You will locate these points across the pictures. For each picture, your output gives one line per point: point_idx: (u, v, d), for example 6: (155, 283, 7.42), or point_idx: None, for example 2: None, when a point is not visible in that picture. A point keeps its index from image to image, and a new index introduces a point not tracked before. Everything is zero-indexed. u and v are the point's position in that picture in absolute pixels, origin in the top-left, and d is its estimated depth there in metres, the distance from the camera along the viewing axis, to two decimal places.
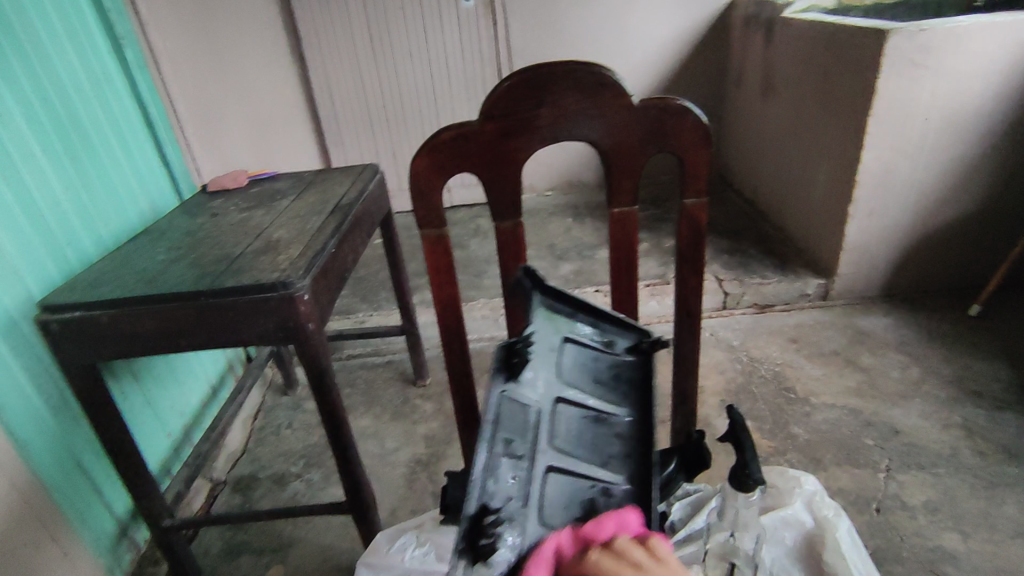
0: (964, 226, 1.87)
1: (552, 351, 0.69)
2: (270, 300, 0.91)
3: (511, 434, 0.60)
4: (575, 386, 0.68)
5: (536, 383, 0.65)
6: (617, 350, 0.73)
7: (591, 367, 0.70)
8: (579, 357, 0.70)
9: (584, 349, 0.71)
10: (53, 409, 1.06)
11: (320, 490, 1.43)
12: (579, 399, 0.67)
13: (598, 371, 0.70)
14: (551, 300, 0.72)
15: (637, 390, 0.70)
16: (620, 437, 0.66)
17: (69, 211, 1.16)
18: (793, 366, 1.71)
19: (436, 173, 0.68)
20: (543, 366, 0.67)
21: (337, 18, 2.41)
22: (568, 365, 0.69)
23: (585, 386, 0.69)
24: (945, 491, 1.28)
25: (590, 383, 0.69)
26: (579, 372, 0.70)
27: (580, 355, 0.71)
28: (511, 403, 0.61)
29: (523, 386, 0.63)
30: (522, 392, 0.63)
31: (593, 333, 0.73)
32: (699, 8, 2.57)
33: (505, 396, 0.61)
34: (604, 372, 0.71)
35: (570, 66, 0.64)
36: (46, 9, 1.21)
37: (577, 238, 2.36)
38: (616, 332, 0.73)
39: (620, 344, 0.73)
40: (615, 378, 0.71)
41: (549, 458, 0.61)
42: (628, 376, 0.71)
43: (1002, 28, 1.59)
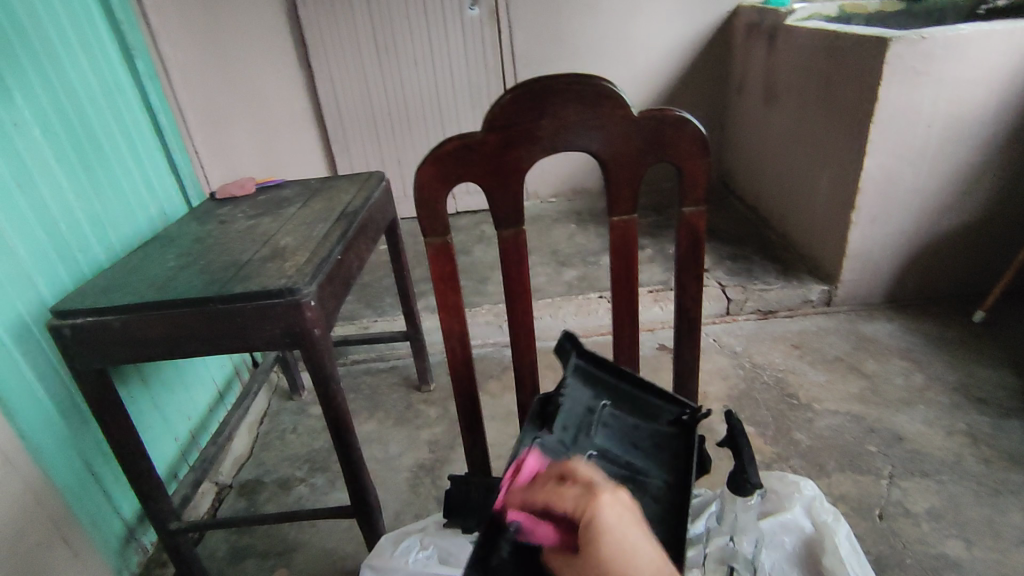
0: (967, 232, 1.87)
1: (590, 413, 0.77)
2: (277, 306, 0.93)
3: None
4: (614, 446, 0.75)
5: (568, 434, 0.75)
6: (661, 420, 0.78)
7: (632, 434, 0.76)
8: (619, 422, 0.77)
9: (623, 415, 0.78)
10: (64, 413, 1.07)
11: (325, 494, 1.44)
12: (613, 456, 0.74)
13: (637, 437, 0.76)
14: (591, 371, 0.80)
15: (678, 459, 0.74)
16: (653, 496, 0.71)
17: (81, 218, 1.18)
18: (796, 372, 1.71)
19: (441, 182, 0.69)
20: (578, 423, 0.76)
21: (344, 27, 2.44)
22: (607, 425, 0.77)
23: (625, 447, 0.75)
24: (948, 498, 1.28)
25: (630, 445, 0.76)
26: (619, 433, 0.76)
27: (620, 420, 0.77)
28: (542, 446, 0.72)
29: (559, 437, 0.74)
30: (558, 441, 0.73)
31: (636, 403, 0.79)
32: (702, 17, 2.59)
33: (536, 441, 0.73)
34: (644, 439, 0.76)
35: (571, 78, 0.66)
36: (61, 20, 1.24)
37: (581, 244, 2.37)
38: (661, 403, 0.78)
39: (665, 416, 0.78)
40: (653, 445, 0.76)
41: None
42: (669, 446, 0.76)
43: (1004, 36, 1.60)
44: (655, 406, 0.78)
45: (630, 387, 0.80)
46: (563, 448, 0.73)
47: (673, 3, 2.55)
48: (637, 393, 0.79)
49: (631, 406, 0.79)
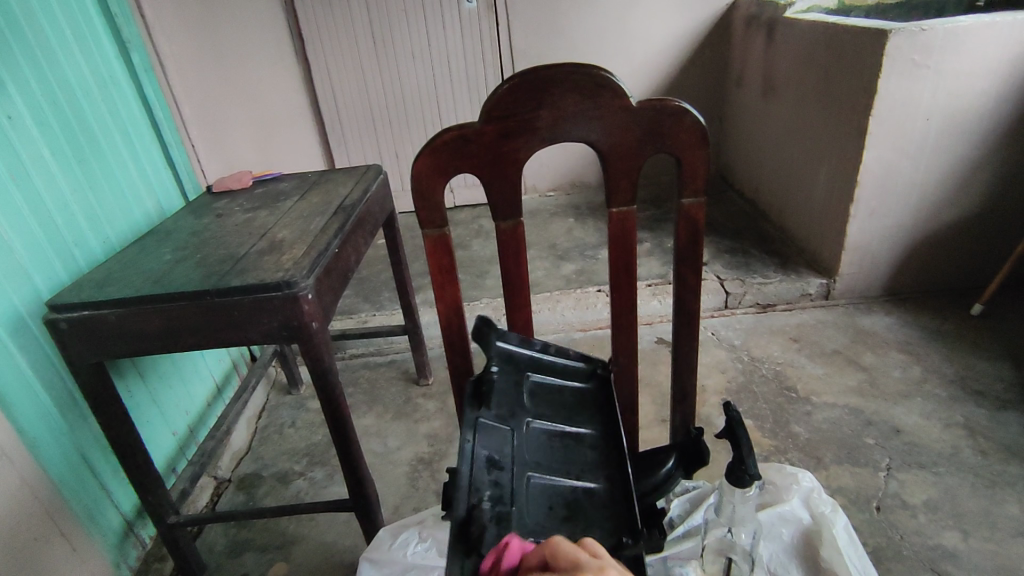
0: (966, 225, 1.87)
1: (518, 385, 0.75)
2: (274, 300, 0.92)
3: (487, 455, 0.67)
4: (546, 409, 0.75)
5: (501, 412, 0.71)
6: (578, 380, 0.80)
7: (556, 394, 0.78)
8: (543, 389, 0.77)
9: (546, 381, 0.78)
10: (61, 407, 1.07)
11: (324, 488, 1.44)
12: (547, 420, 0.74)
13: (562, 399, 0.77)
14: (511, 347, 0.78)
15: (600, 410, 0.77)
16: (589, 448, 0.73)
17: (77, 212, 1.18)
18: (794, 365, 1.71)
19: (438, 173, 0.69)
20: (511, 396, 0.74)
21: (341, 20, 2.42)
22: (535, 394, 0.76)
23: (558, 409, 0.76)
24: (946, 490, 1.29)
25: (559, 406, 0.76)
26: (546, 398, 0.77)
27: (544, 387, 0.78)
28: (484, 429, 0.68)
29: (496, 414, 0.71)
30: (496, 418, 0.70)
31: (553, 367, 0.80)
32: (701, 9, 2.58)
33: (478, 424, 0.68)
34: (568, 400, 0.78)
35: (569, 67, 0.65)
36: (55, 12, 1.22)
37: (579, 238, 2.37)
38: (575, 362, 0.81)
39: (579, 373, 0.81)
40: (577, 402, 0.78)
41: (527, 470, 0.68)
42: (590, 401, 0.78)
43: (1003, 28, 1.59)
44: (569, 366, 0.81)
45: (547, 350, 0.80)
46: (503, 428, 0.70)
47: None
48: (552, 356, 0.80)
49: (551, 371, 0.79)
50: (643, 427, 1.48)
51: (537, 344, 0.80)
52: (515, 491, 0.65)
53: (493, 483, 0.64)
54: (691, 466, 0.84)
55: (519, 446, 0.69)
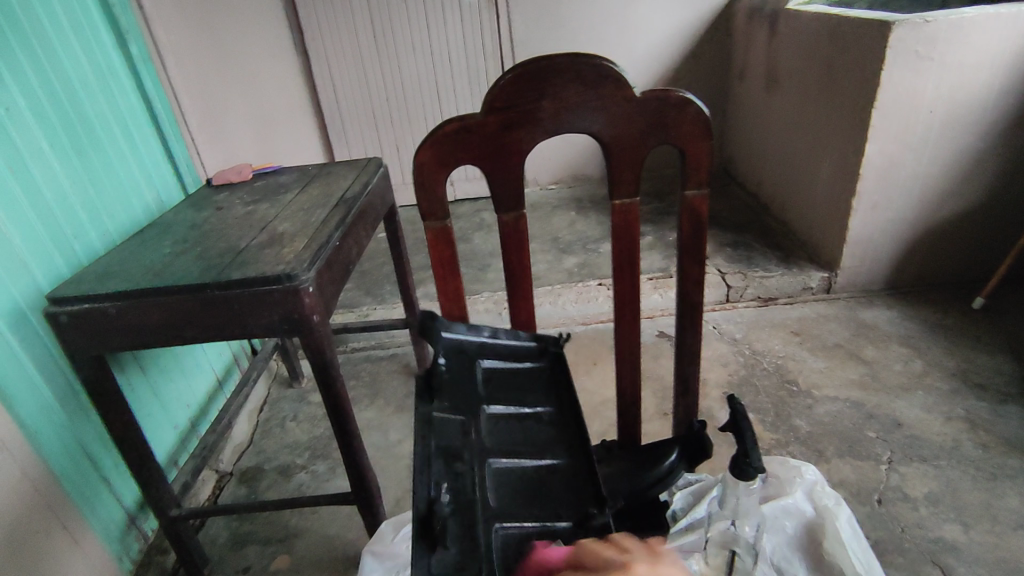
0: (969, 218, 1.86)
1: (469, 371, 0.75)
2: (274, 293, 0.92)
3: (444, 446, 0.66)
4: (498, 393, 0.75)
5: (455, 401, 0.71)
6: (530, 360, 0.80)
7: (510, 377, 0.78)
8: (496, 373, 0.77)
9: (499, 363, 0.78)
10: (61, 400, 1.07)
11: (326, 481, 1.44)
12: (503, 403, 0.75)
13: (517, 380, 0.78)
14: (458, 337, 0.77)
15: (555, 388, 0.78)
16: (547, 426, 0.74)
17: (76, 204, 1.17)
18: (796, 359, 1.71)
19: (439, 165, 0.68)
20: (464, 385, 0.73)
21: (341, 12, 2.41)
22: (488, 379, 0.76)
23: (511, 391, 0.76)
24: (947, 483, 1.29)
25: (512, 388, 0.77)
26: (500, 383, 0.77)
27: (498, 369, 0.78)
28: (438, 421, 0.68)
29: (449, 405, 0.70)
30: (449, 408, 0.70)
31: (504, 349, 0.79)
32: (703, 1, 2.57)
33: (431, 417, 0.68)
34: (522, 380, 0.78)
35: (572, 57, 0.65)
36: (53, 4, 1.22)
37: (580, 232, 2.36)
38: (525, 342, 0.81)
39: (531, 353, 0.80)
40: (531, 380, 0.78)
41: (488, 456, 0.68)
42: (544, 379, 0.79)
43: (1008, 19, 1.58)
44: (520, 347, 0.80)
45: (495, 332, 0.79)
46: (457, 418, 0.69)
47: None
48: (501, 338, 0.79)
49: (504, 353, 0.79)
50: (645, 420, 1.48)
51: (486, 327, 0.79)
52: (476, 480, 0.65)
53: (451, 476, 0.64)
54: (694, 461, 0.87)
55: (478, 434, 0.69)
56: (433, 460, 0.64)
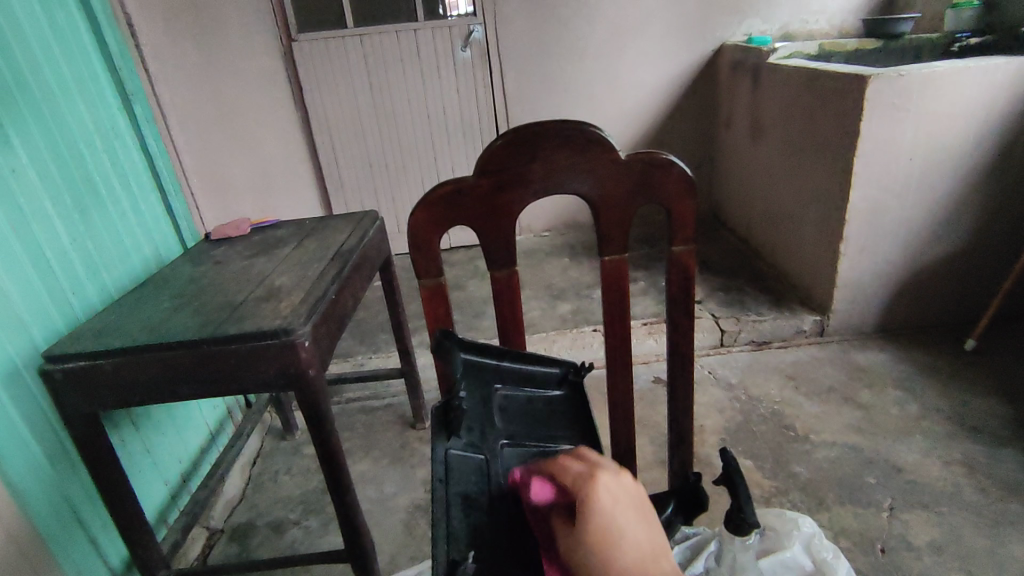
0: (954, 260, 1.90)
1: (488, 402, 0.72)
2: (271, 347, 0.93)
3: (466, 490, 0.64)
4: (520, 427, 0.73)
5: (478, 437, 0.68)
6: (549, 388, 0.79)
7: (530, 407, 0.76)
8: (516, 403, 0.75)
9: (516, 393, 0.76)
10: (52, 459, 1.06)
11: (319, 537, 1.41)
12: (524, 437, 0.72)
13: (535, 411, 0.76)
14: (474, 358, 0.75)
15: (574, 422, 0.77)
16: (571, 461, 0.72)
17: (75, 260, 1.19)
18: (792, 404, 1.71)
19: (434, 226, 0.70)
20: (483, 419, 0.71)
21: (340, 70, 2.50)
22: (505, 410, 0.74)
23: (531, 426, 0.74)
24: (949, 530, 1.27)
25: (533, 422, 0.75)
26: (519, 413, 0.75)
27: (515, 400, 0.75)
28: (461, 459, 0.65)
29: (470, 441, 0.67)
30: (470, 446, 0.67)
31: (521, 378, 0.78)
32: (687, 56, 2.68)
33: (452, 453, 0.65)
34: (541, 411, 0.76)
35: (561, 123, 0.68)
36: (62, 69, 1.27)
37: (574, 278, 2.39)
38: (545, 368, 0.79)
39: (551, 380, 0.80)
40: (551, 414, 0.77)
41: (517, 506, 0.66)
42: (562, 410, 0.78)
43: (978, 72, 1.65)
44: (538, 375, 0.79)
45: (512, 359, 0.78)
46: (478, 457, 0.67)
47: (659, 43, 2.64)
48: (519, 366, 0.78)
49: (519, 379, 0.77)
50: (642, 469, 1.47)
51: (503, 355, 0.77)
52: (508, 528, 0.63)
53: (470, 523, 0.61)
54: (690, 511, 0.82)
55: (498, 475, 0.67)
56: (455, 509, 0.62)
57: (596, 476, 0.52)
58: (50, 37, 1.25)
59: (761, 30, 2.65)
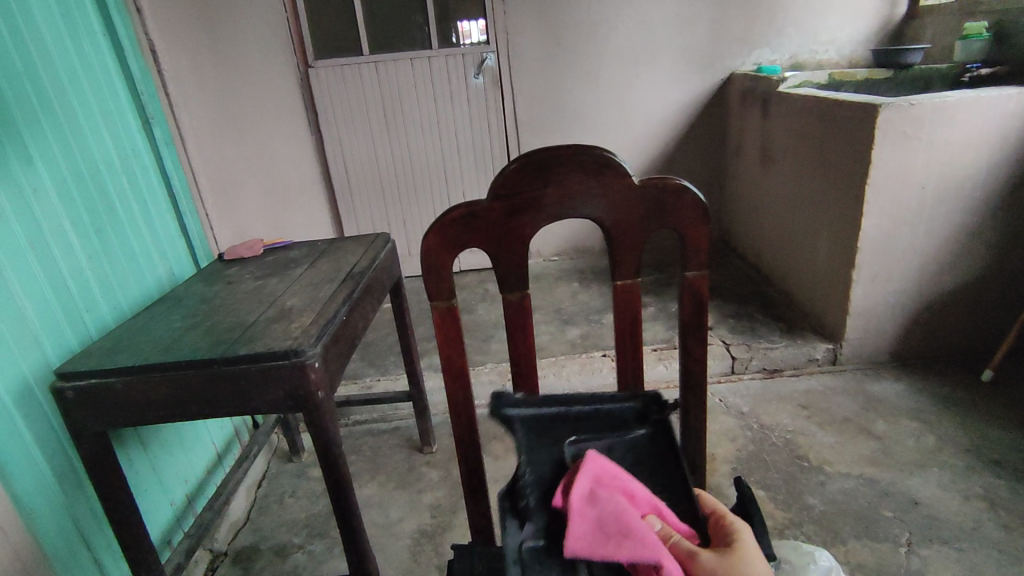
0: (969, 290, 1.88)
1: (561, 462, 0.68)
2: (281, 368, 0.93)
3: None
4: None
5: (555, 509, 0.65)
6: (631, 428, 0.72)
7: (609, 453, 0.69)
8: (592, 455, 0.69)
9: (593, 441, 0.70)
10: (59, 477, 1.05)
11: (323, 562, 1.39)
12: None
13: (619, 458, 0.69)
14: (540, 416, 0.71)
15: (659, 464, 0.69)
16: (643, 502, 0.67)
17: (90, 279, 1.20)
18: (805, 433, 1.67)
19: (447, 248, 0.71)
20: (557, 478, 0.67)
21: (354, 95, 2.54)
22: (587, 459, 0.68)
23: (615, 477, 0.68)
24: (969, 567, 1.23)
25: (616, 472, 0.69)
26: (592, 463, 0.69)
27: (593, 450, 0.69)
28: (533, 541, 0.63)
29: (540, 516, 0.65)
30: (541, 520, 0.65)
31: (597, 422, 0.72)
32: (697, 84, 2.70)
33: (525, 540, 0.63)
34: (625, 457, 0.69)
35: (574, 149, 0.68)
36: (86, 93, 1.30)
37: (584, 302, 2.39)
38: (622, 408, 0.72)
39: (631, 422, 0.72)
40: (634, 459, 0.69)
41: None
42: (647, 451, 0.70)
43: (988, 102, 1.65)
44: (617, 414, 0.72)
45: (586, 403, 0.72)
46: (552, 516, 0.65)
47: (669, 72, 2.67)
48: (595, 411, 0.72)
49: (594, 426, 0.71)
50: None
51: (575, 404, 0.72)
52: None
53: None
54: None
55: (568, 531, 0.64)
56: None
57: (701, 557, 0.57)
58: (75, 61, 1.29)
59: (771, 59, 2.68)
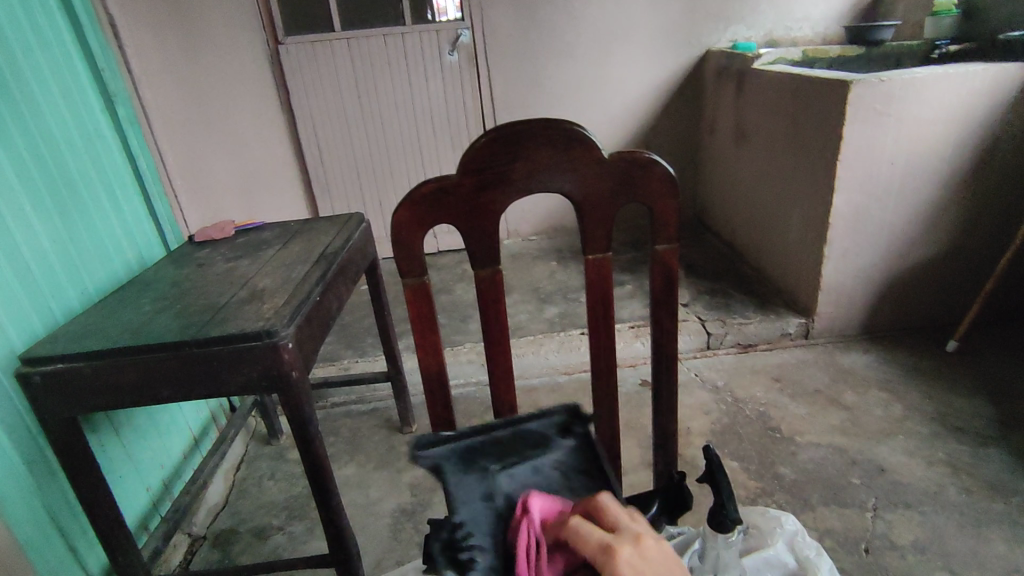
0: (935, 265, 1.93)
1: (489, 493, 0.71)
2: (253, 349, 0.92)
3: None
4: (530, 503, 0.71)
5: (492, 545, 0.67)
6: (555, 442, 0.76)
7: (540, 481, 0.73)
8: (518, 481, 0.72)
9: (516, 467, 0.73)
10: (29, 463, 1.04)
11: (304, 543, 1.40)
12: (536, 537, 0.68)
13: (543, 479, 0.73)
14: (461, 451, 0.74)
15: (585, 471, 0.74)
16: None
17: (55, 263, 1.17)
18: (778, 406, 1.71)
19: (417, 225, 0.70)
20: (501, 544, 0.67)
21: (326, 72, 2.49)
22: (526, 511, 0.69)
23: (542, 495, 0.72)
24: (931, 529, 1.28)
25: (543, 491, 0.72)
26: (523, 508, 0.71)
27: (517, 476, 0.73)
28: None
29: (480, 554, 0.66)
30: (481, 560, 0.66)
31: (518, 443, 0.76)
32: (673, 61, 2.70)
33: None
34: (551, 477, 0.73)
35: (542, 123, 0.68)
36: (43, 70, 1.25)
37: (561, 281, 2.40)
38: (541, 426, 0.77)
39: (552, 438, 0.77)
40: (558, 471, 0.74)
41: None
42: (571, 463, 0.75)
43: (956, 79, 1.68)
44: (540, 432, 0.77)
45: (507, 440, 0.76)
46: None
47: (646, 49, 2.66)
48: (515, 440, 0.76)
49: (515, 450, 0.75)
50: (629, 471, 1.48)
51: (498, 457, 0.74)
52: None
53: None
54: None
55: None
56: None
57: (616, 550, 0.56)
58: (31, 38, 1.24)
59: (747, 36, 2.68)
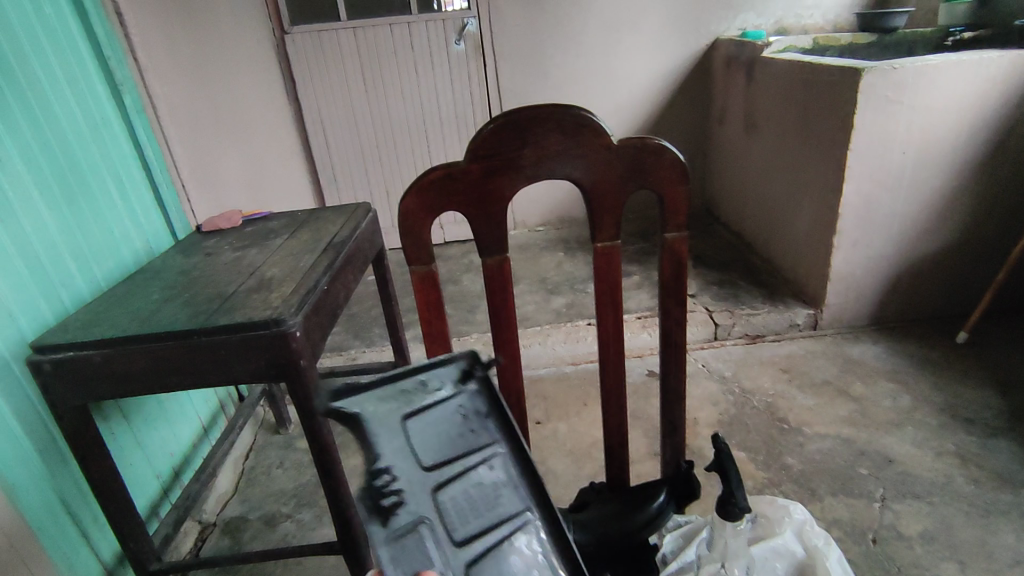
0: (946, 255, 1.91)
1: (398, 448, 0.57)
2: (262, 338, 0.92)
3: None
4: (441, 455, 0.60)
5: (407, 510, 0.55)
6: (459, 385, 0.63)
7: (448, 427, 0.61)
8: (427, 432, 0.60)
9: (422, 413, 0.60)
10: (42, 450, 1.05)
11: (312, 530, 1.41)
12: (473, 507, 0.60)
13: (451, 427, 0.61)
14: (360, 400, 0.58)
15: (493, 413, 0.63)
16: (504, 478, 0.62)
17: (64, 252, 1.18)
18: (785, 397, 1.71)
19: (424, 211, 0.70)
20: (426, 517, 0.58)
21: (332, 62, 2.48)
22: (451, 471, 0.60)
23: (449, 445, 0.61)
24: (939, 520, 1.28)
25: (449, 439, 0.61)
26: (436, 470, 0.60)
27: (424, 424, 0.60)
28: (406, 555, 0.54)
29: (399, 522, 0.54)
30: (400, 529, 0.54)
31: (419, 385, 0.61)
32: (682, 49, 2.67)
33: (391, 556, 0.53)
34: (458, 425, 0.62)
35: (551, 108, 0.67)
36: (50, 60, 1.26)
37: (568, 272, 2.39)
38: (443, 366, 0.62)
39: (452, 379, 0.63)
40: (463, 415, 0.62)
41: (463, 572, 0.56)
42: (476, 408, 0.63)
43: (970, 66, 1.66)
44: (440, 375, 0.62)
45: (407, 386, 0.60)
46: (463, 562, 0.56)
47: (654, 37, 2.63)
48: (416, 386, 0.61)
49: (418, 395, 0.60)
50: (636, 460, 1.48)
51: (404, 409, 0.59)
52: None
53: None
54: (682, 501, 0.90)
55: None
56: None
57: None
58: (38, 28, 1.24)
59: (756, 24, 2.65)
